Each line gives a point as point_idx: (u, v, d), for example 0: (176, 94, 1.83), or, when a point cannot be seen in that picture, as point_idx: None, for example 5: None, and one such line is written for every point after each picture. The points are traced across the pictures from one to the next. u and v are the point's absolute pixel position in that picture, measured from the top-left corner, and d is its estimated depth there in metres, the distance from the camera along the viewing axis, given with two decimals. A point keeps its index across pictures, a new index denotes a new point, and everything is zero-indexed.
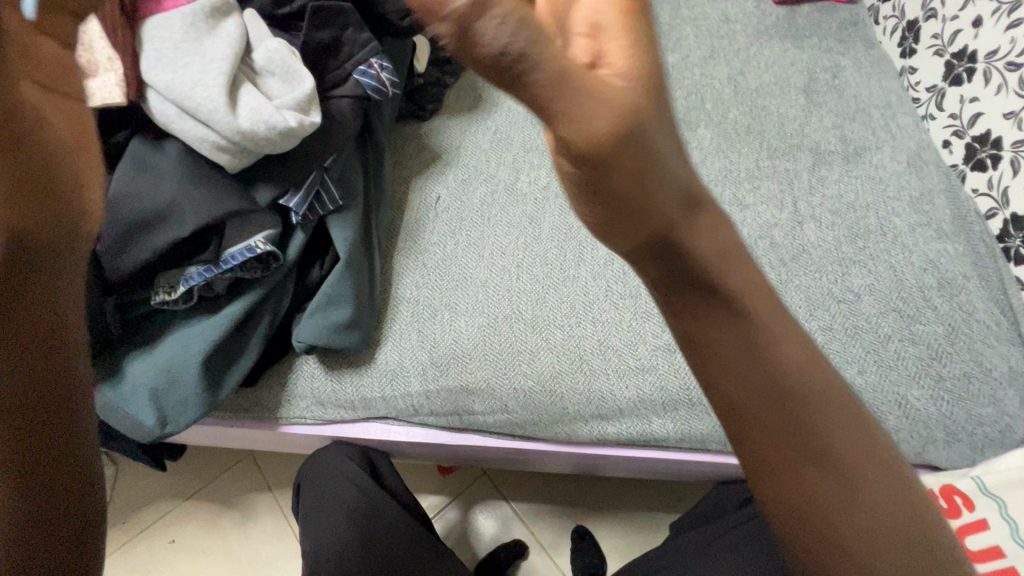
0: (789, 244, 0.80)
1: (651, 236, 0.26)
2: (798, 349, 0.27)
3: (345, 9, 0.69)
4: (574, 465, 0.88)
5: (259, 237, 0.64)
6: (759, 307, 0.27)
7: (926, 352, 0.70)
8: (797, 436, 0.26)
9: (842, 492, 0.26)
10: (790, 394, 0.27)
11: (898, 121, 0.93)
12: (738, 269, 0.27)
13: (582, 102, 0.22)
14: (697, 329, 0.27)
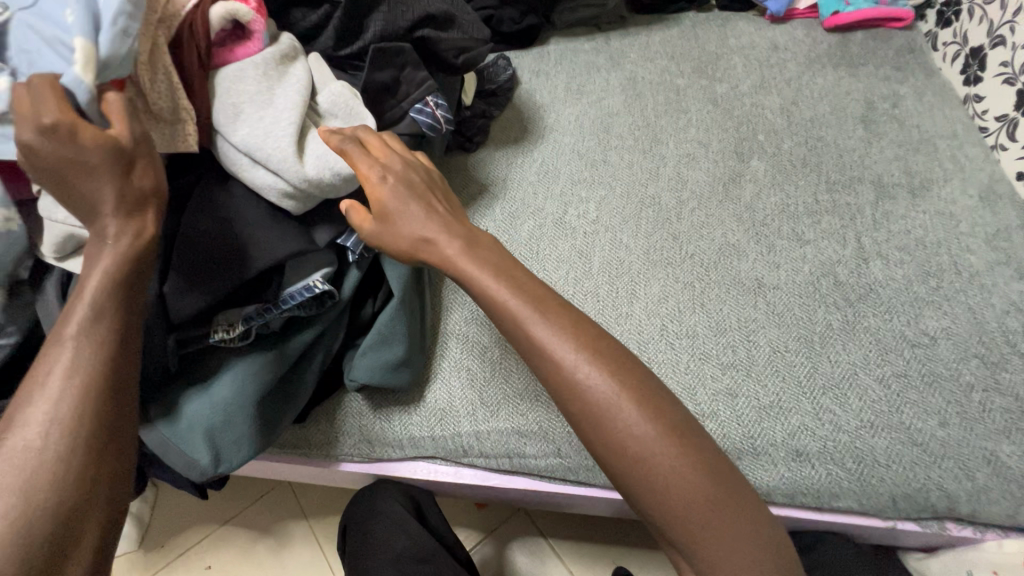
0: (855, 282, 0.76)
1: (520, 331, 0.51)
2: (599, 387, 0.49)
3: (404, 49, 0.69)
4: (619, 509, 0.84)
5: (317, 275, 0.64)
6: (572, 365, 0.49)
7: (1015, 404, 0.65)
8: (607, 434, 0.48)
9: (642, 463, 0.47)
10: (595, 413, 0.49)
11: (965, 152, 0.89)
12: (561, 346, 0.50)
13: (492, 286, 0.53)
14: (551, 378, 0.51)
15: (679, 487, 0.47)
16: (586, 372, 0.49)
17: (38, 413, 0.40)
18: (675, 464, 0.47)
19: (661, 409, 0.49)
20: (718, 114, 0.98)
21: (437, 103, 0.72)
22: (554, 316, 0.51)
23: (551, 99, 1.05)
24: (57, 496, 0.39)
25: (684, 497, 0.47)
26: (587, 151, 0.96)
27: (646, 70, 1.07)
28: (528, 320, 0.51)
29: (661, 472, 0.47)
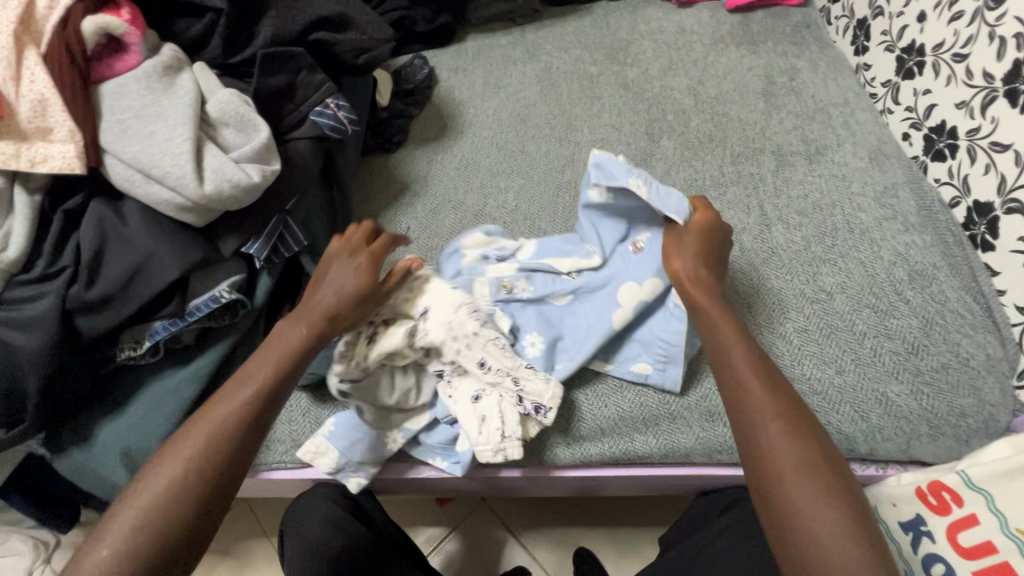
0: (758, 247, 0.80)
1: (772, 371, 0.56)
2: (770, 405, 0.52)
3: (296, 54, 0.70)
4: (571, 488, 0.83)
5: (224, 284, 0.63)
6: (752, 384, 0.54)
7: (903, 346, 0.70)
8: (766, 449, 0.50)
9: (795, 486, 0.48)
10: (754, 422, 0.52)
11: (857, 117, 0.94)
12: (772, 374, 0.55)
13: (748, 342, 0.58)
14: (734, 391, 0.55)
15: (824, 511, 0.46)
16: (767, 393, 0.53)
17: (235, 399, 0.55)
18: (821, 494, 0.47)
19: (821, 444, 0.51)
20: (629, 98, 1.01)
21: (338, 104, 0.72)
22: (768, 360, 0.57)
23: (470, 94, 1.06)
24: (191, 474, 0.50)
25: (828, 525, 0.46)
26: (506, 143, 0.97)
27: (561, 61, 1.09)
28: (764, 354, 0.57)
29: (801, 493, 0.47)
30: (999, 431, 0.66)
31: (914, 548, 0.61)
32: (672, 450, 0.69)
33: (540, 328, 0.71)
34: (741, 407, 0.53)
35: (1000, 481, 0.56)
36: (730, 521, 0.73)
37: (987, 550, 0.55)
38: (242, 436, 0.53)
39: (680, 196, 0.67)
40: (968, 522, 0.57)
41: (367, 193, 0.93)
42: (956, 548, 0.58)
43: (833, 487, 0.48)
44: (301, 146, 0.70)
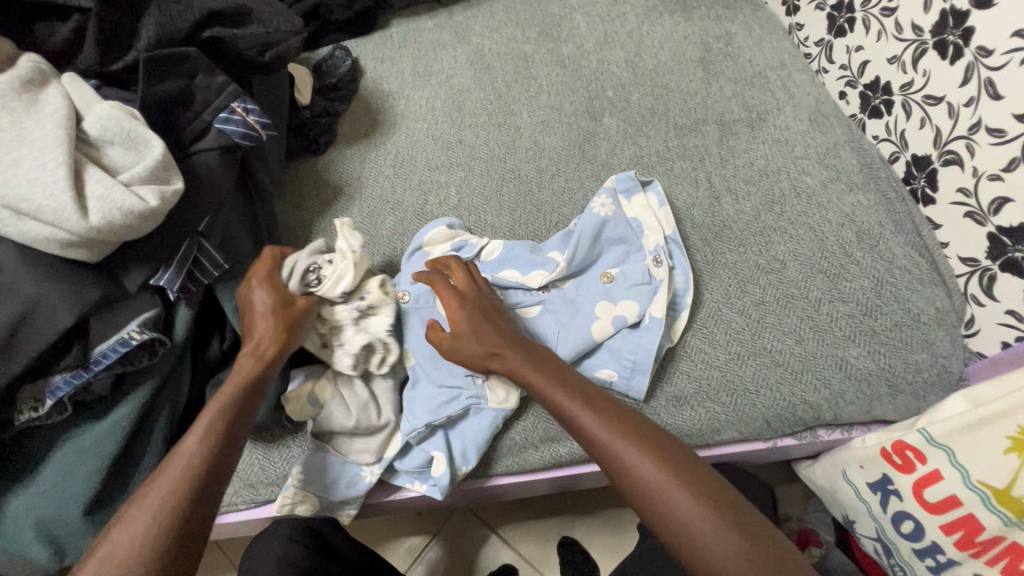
0: (710, 221, 0.79)
1: (601, 397, 0.56)
2: (616, 436, 0.51)
3: (188, 54, 0.62)
4: (549, 487, 0.81)
5: (134, 324, 0.56)
6: (589, 423, 0.53)
7: (857, 309, 0.70)
8: (637, 486, 0.49)
9: (681, 516, 0.47)
10: (611, 459, 0.51)
11: (794, 79, 0.93)
12: (600, 406, 0.54)
13: (579, 375, 0.58)
14: (580, 431, 0.53)
15: (700, 534, 0.46)
16: (606, 427, 0.52)
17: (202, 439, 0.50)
18: (694, 510, 0.47)
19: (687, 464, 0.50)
20: (566, 76, 0.97)
21: (247, 108, 0.65)
22: (582, 391, 0.56)
23: (399, 84, 0.99)
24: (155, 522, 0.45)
25: (710, 545, 0.45)
26: (442, 135, 0.91)
27: (493, 41, 1.03)
28: (561, 396, 0.55)
29: (689, 522, 0.47)
30: (953, 382, 0.67)
31: (884, 506, 0.63)
32: None
33: None
34: (592, 450, 0.53)
35: (959, 435, 0.56)
36: None
37: (953, 504, 0.56)
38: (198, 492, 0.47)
39: (666, 208, 0.76)
40: (933, 478, 0.57)
41: (296, 201, 0.86)
42: (923, 504, 0.59)
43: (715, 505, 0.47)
44: (207, 158, 0.62)
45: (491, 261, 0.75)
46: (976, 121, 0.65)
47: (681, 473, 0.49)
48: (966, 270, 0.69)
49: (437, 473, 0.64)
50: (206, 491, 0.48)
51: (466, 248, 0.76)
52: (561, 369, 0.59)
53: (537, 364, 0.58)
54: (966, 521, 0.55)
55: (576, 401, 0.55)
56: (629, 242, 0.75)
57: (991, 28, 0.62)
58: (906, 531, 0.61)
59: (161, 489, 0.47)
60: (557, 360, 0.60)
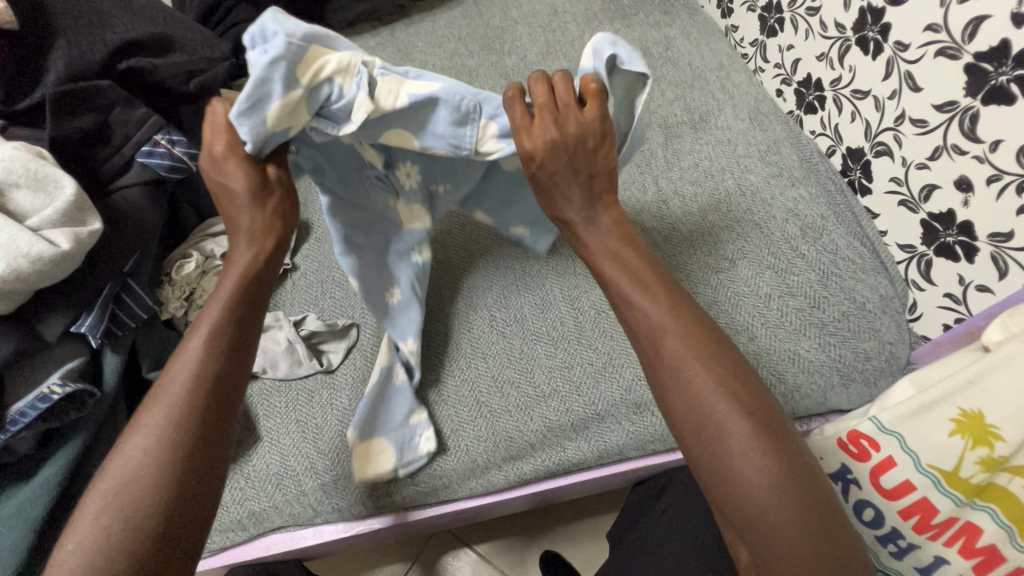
0: (658, 225, 0.79)
1: (688, 305, 0.46)
2: (682, 346, 0.43)
3: (102, 87, 0.59)
4: (528, 503, 0.79)
5: (55, 376, 0.53)
6: (658, 326, 0.45)
7: (805, 302, 0.71)
8: (695, 408, 0.41)
9: (740, 456, 0.39)
10: (669, 370, 0.43)
11: (733, 79, 0.94)
12: (677, 312, 0.45)
13: (664, 271, 0.49)
14: (645, 329, 0.45)
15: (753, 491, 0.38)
16: (675, 340, 0.43)
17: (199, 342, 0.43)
18: (760, 459, 0.39)
19: (767, 412, 0.41)
20: (511, 88, 0.97)
21: (172, 140, 0.62)
22: (658, 293, 0.46)
23: None
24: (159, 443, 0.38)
25: (755, 505, 0.38)
26: None
27: (436, 57, 1.03)
28: (631, 292, 0.47)
29: (741, 467, 0.39)
30: (901, 367, 0.69)
31: (844, 496, 0.61)
32: (607, 451, 0.66)
33: None
34: (649, 358, 0.45)
35: (909, 421, 0.56)
36: (670, 509, 0.73)
37: (908, 489, 0.56)
38: (200, 414, 0.40)
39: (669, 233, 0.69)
40: (887, 465, 0.57)
41: None
42: (880, 490, 0.58)
43: (781, 464, 0.39)
44: (129, 194, 0.59)
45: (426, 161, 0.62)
46: (901, 113, 0.67)
47: (760, 421, 0.40)
48: (905, 256, 0.71)
49: (386, 471, 0.62)
50: (210, 429, 0.40)
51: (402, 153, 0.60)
52: (643, 260, 0.49)
53: (620, 259, 0.49)
54: (920, 505, 0.56)
55: (653, 305, 0.46)
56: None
57: (904, 25, 0.64)
58: (867, 519, 0.60)
59: (161, 424, 0.39)
60: (644, 253, 0.50)
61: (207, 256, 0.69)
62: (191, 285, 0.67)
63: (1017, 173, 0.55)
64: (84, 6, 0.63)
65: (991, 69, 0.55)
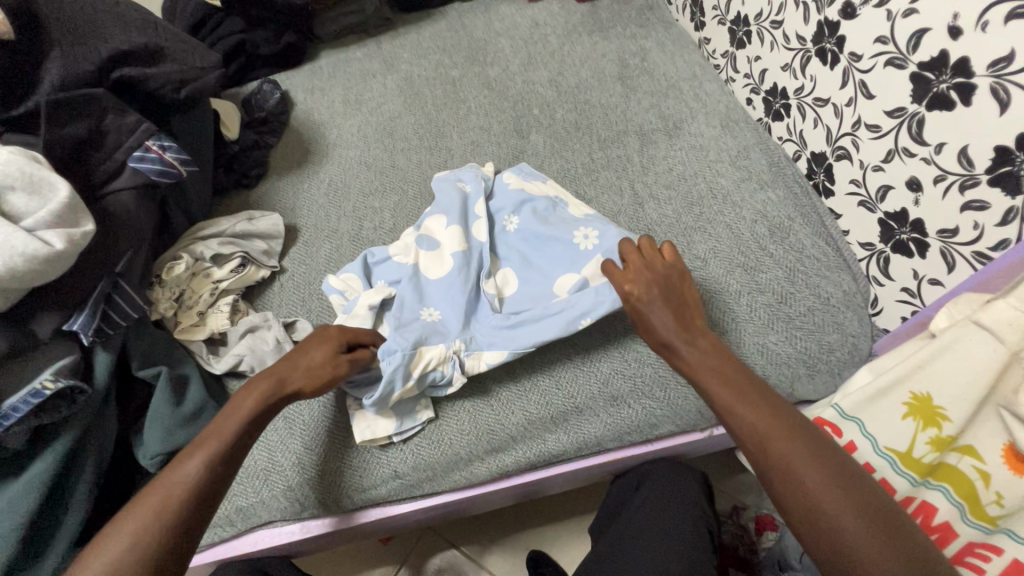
0: (634, 226, 0.82)
1: (765, 392, 0.54)
2: (774, 430, 0.51)
3: (95, 96, 0.62)
4: (510, 498, 0.81)
5: (47, 373, 0.54)
6: (746, 415, 0.52)
7: (773, 298, 0.74)
8: (796, 490, 0.48)
9: (853, 532, 0.45)
10: (767, 453, 0.50)
11: (705, 89, 0.99)
12: (761, 401, 0.53)
13: (735, 361, 0.58)
14: (733, 416, 0.53)
15: (841, 516, 0.46)
16: (767, 427, 0.51)
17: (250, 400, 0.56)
18: (862, 534, 0.45)
19: (859, 488, 0.48)
20: (494, 97, 1.00)
21: (162, 146, 0.64)
22: (740, 386, 0.55)
23: (330, 114, 0.99)
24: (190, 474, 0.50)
25: (851, 539, 0.45)
26: (374, 160, 0.92)
27: (421, 68, 1.06)
28: (714, 382, 0.55)
29: (851, 537, 0.45)
30: (864, 359, 0.72)
31: None
32: (585, 442, 0.69)
33: (440, 304, 0.70)
34: (748, 444, 0.52)
35: (868, 406, 0.59)
36: (649, 500, 0.75)
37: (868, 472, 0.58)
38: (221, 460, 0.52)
39: None
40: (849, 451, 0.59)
41: None
42: None
43: (882, 535, 0.45)
44: (121, 199, 0.62)
45: (450, 318, 0.68)
46: (857, 119, 0.71)
47: (827, 463, 0.49)
48: (866, 253, 0.75)
49: (382, 435, 0.65)
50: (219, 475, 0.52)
51: (411, 327, 0.67)
52: (718, 350, 0.58)
53: (707, 356, 0.57)
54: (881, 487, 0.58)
55: (735, 394, 0.54)
56: (536, 201, 0.78)
57: (857, 37, 0.69)
58: None
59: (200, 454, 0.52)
60: (716, 345, 0.59)
61: (196, 259, 0.72)
62: (181, 286, 0.70)
63: (959, 173, 0.59)
64: (72, 18, 0.65)
65: (933, 78, 0.60)
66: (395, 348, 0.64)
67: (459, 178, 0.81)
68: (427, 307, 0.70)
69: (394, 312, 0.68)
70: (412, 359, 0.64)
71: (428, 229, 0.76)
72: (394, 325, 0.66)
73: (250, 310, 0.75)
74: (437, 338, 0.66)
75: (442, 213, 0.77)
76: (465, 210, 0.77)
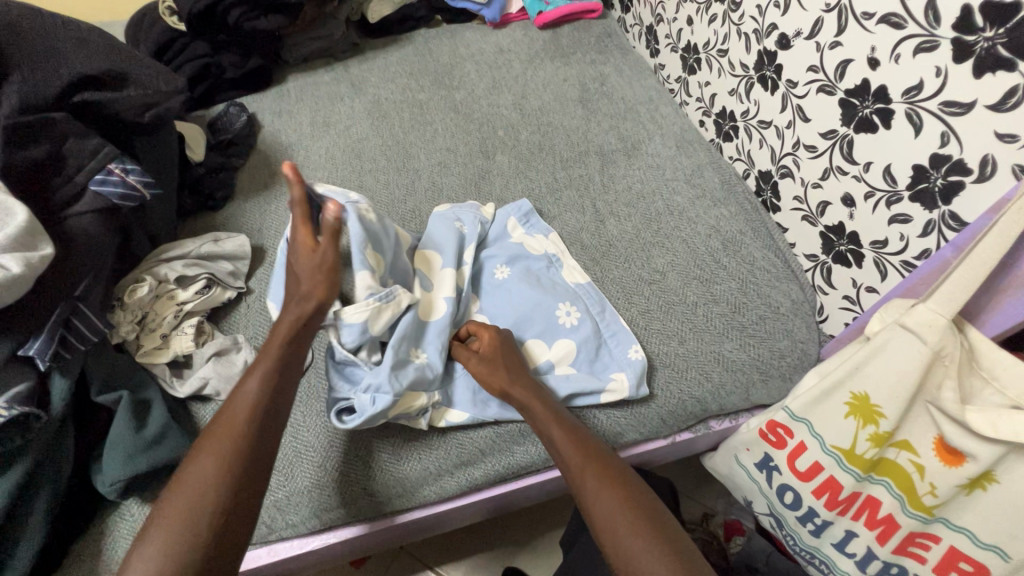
0: (597, 242, 0.86)
1: (582, 429, 0.61)
2: (581, 460, 0.57)
3: (55, 119, 0.62)
4: (483, 512, 0.81)
5: (1, 400, 0.53)
6: (564, 446, 0.58)
7: (728, 308, 0.78)
8: (594, 510, 0.54)
9: (631, 538, 0.51)
10: (578, 480, 0.56)
11: (661, 112, 1.04)
12: (575, 435, 0.59)
13: (561, 408, 0.63)
14: (555, 450, 0.59)
15: (623, 534, 0.51)
16: (576, 458, 0.57)
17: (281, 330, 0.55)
18: (632, 539, 0.51)
19: (641, 499, 0.54)
20: (460, 120, 1.03)
21: (126, 168, 0.65)
22: (565, 423, 0.61)
23: (297, 136, 1.01)
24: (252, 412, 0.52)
25: (631, 544, 0.50)
26: (343, 181, 0.94)
27: (389, 91, 1.09)
28: (547, 418, 0.61)
29: (628, 541, 0.51)
30: (812, 363, 0.77)
31: (770, 482, 0.68)
32: None
33: (427, 345, 0.68)
34: (568, 470, 0.57)
35: (814, 408, 0.62)
36: None
37: (818, 470, 0.63)
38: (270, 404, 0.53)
39: (635, 349, 0.73)
40: (800, 450, 0.64)
41: None
42: (796, 474, 0.65)
43: (649, 536, 0.51)
44: (82, 222, 0.61)
45: (427, 367, 0.68)
46: (796, 140, 0.77)
47: (620, 483, 0.55)
48: (811, 264, 0.80)
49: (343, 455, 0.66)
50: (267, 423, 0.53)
51: (405, 367, 0.63)
52: (544, 398, 0.64)
53: (541, 398, 0.63)
54: (830, 484, 0.62)
55: (560, 429, 0.60)
56: (530, 258, 0.81)
57: (793, 65, 0.74)
58: (788, 501, 0.67)
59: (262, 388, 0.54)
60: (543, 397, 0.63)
61: (160, 281, 0.71)
62: (143, 309, 0.69)
63: (886, 190, 0.64)
64: (34, 42, 0.65)
65: (858, 103, 0.66)
66: (383, 396, 0.60)
67: (457, 217, 0.82)
68: (418, 348, 0.67)
69: (390, 344, 0.63)
70: (398, 405, 0.62)
71: (424, 265, 0.74)
72: (388, 363, 0.61)
73: (216, 332, 0.74)
74: (422, 385, 0.65)
75: (437, 254, 0.76)
76: (459, 254, 0.77)
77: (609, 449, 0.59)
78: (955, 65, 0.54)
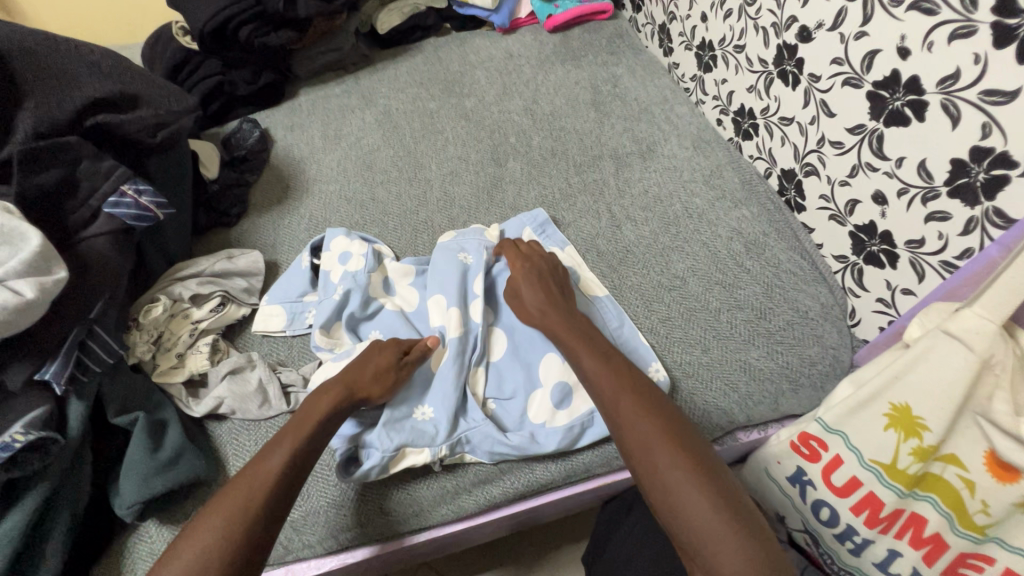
0: (613, 248, 0.83)
1: (639, 383, 0.59)
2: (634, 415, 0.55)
3: (69, 143, 0.62)
4: (503, 529, 0.79)
5: (17, 426, 0.53)
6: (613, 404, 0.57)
7: (753, 314, 0.75)
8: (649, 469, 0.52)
9: (698, 507, 0.48)
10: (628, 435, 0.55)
11: (677, 112, 1.01)
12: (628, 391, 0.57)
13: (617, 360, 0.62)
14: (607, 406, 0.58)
15: (688, 498, 0.49)
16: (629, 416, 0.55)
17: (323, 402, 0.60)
18: (712, 519, 0.47)
19: (722, 483, 0.50)
20: (470, 127, 1.02)
21: (138, 189, 0.65)
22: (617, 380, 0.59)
23: (309, 150, 1.01)
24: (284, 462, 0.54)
25: (697, 511, 0.48)
26: (354, 194, 0.93)
27: (399, 101, 1.08)
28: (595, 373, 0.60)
29: (691, 507, 0.48)
30: (845, 371, 0.73)
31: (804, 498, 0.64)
32: (574, 469, 0.69)
33: (433, 400, 0.67)
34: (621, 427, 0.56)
35: (850, 420, 0.59)
36: (642, 522, 0.73)
37: (856, 485, 0.59)
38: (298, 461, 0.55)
39: (656, 370, 0.70)
40: (836, 465, 0.60)
41: None
42: (832, 489, 0.61)
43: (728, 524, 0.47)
44: (96, 244, 0.61)
45: (439, 420, 0.65)
46: (821, 137, 0.73)
47: (681, 442, 0.52)
48: (841, 266, 0.76)
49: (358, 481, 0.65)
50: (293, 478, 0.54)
51: (400, 425, 0.64)
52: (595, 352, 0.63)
53: (591, 352, 0.63)
54: (869, 500, 0.59)
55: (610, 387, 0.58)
56: None
57: (815, 58, 0.71)
58: (824, 518, 0.63)
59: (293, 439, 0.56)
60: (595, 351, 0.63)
61: (174, 300, 0.72)
62: (159, 328, 0.69)
63: (921, 186, 0.61)
64: (49, 68, 0.66)
65: (887, 96, 0.62)
66: (373, 452, 0.62)
67: (461, 247, 0.79)
68: (421, 404, 0.67)
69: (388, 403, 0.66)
70: (393, 459, 0.63)
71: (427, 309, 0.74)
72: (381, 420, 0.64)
73: (231, 350, 0.74)
74: (423, 442, 0.64)
75: (440, 294, 0.74)
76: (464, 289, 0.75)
77: (666, 403, 0.56)
78: (995, 51, 0.51)
